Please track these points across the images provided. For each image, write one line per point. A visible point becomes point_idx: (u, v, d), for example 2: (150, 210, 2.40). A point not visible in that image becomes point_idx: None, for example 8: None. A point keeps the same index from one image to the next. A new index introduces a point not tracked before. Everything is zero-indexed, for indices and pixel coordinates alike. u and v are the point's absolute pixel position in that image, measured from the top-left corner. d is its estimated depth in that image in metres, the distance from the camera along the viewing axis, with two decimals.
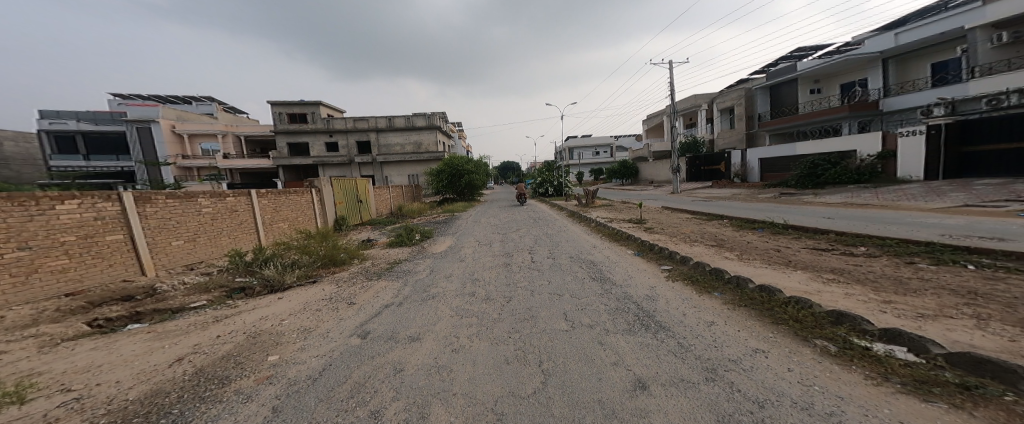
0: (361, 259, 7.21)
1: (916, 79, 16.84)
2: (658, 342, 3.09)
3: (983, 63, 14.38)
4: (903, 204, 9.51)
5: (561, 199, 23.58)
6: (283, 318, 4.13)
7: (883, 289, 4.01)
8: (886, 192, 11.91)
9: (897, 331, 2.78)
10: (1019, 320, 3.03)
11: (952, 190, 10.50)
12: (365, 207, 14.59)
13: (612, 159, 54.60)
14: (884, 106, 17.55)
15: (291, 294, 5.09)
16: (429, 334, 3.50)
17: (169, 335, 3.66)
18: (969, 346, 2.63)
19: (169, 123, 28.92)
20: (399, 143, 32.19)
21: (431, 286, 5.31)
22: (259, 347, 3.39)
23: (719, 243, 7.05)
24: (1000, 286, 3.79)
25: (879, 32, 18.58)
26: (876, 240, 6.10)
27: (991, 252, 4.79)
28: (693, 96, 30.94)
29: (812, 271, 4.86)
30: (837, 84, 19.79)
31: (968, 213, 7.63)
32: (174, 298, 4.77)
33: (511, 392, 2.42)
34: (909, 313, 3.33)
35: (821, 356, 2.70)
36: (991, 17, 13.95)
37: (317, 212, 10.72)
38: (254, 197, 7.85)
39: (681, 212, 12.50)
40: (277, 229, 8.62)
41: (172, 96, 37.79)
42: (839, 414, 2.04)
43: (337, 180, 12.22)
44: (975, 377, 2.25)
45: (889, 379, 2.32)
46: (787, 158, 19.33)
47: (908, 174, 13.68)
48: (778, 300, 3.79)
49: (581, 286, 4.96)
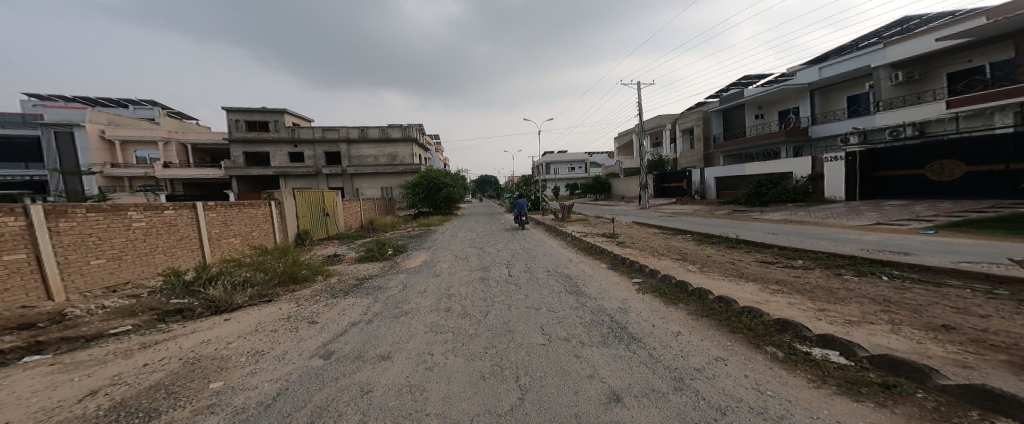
0: (325, 275, 6.87)
1: (835, 110, 19.03)
2: (631, 354, 3.18)
3: (886, 98, 16.50)
4: (832, 222, 10.52)
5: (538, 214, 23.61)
6: (229, 341, 3.83)
7: (817, 298, 4.40)
8: (818, 210, 13.11)
9: (830, 337, 3.07)
10: (924, 324, 3.43)
11: (868, 209, 11.83)
12: (332, 221, 13.97)
13: (586, 175, 56.40)
14: (813, 133, 19.54)
15: (240, 315, 4.74)
16: (399, 352, 3.40)
17: (81, 367, 3.27)
18: (887, 349, 2.93)
19: (97, 128, 26.55)
20: (372, 155, 31.31)
21: (402, 303, 5.14)
22: (198, 374, 3.11)
23: (683, 257, 7.41)
24: (908, 295, 4.25)
25: (808, 66, 20.81)
26: (810, 254, 6.68)
27: (900, 264, 5.38)
28: (658, 116, 32.83)
29: (762, 283, 5.21)
30: (776, 110, 21.84)
31: (881, 230, 8.60)
32: (90, 325, 4.27)
33: (488, 410, 2.38)
34: (839, 319, 3.67)
35: (771, 362, 2.89)
36: (889, 58, 16.10)
37: (276, 226, 10.09)
38: (200, 210, 7.29)
39: (651, 227, 13.04)
40: (226, 244, 8.04)
41: (105, 99, 34.88)
42: (789, 417, 2.17)
43: (300, 192, 11.61)
44: (893, 377, 2.51)
45: (827, 382, 2.53)
46: (738, 177, 20.85)
47: (833, 196, 15.23)
48: (735, 310, 4.04)
49: (557, 299, 5.02)
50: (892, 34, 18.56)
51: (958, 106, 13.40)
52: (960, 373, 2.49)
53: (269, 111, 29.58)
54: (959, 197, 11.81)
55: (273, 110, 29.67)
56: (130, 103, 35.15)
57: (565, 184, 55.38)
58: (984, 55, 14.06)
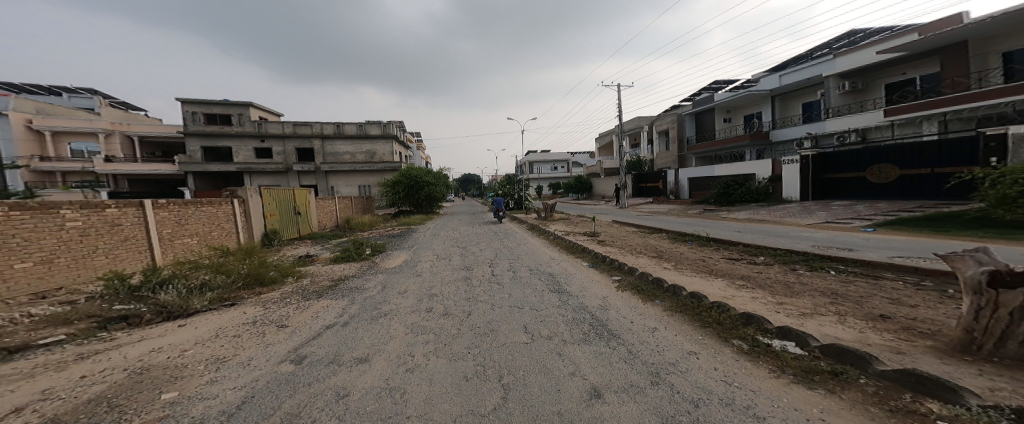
0: (295, 277, 6.69)
1: (791, 116, 20.23)
2: (610, 350, 3.30)
3: (834, 106, 17.75)
4: (788, 220, 11.18)
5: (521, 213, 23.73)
6: (184, 349, 3.68)
7: (776, 292, 4.69)
8: (777, 210, 13.87)
9: (788, 328, 3.30)
10: (865, 314, 3.74)
11: (820, 209, 12.65)
12: (303, 220, 13.58)
13: (568, 174, 57.10)
14: (773, 137, 20.48)
15: (197, 320, 4.55)
16: (379, 355, 3.38)
17: (7, 382, 3.05)
18: (835, 338, 3.19)
19: (23, 117, 24.27)
20: (348, 152, 30.44)
21: (382, 304, 5.09)
22: (148, 384, 2.98)
23: (659, 254, 7.69)
24: (851, 287, 4.62)
25: (769, 73, 21.98)
26: (770, 250, 7.09)
27: (844, 259, 5.81)
28: (637, 118, 33.70)
29: (729, 278, 5.49)
30: (742, 115, 22.85)
31: (829, 228, 9.23)
32: (17, 335, 3.97)
33: (471, 410, 2.42)
34: (794, 312, 3.94)
35: (737, 354, 3.08)
36: (838, 69, 17.26)
37: (239, 225, 9.69)
38: (148, 209, 6.91)
39: (629, 226, 13.42)
40: (181, 245, 7.67)
41: (37, 87, 32.03)
42: (753, 406, 2.33)
43: (267, 190, 11.17)
44: (840, 365, 2.74)
45: (785, 371, 2.73)
46: (708, 178, 21.73)
47: (790, 196, 16.18)
48: (705, 305, 4.25)
49: (540, 298, 5.11)
50: (841, 46, 19.94)
51: (894, 115, 14.68)
52: (895, 359, 2.74)
53: (233, 104, 28.42)
54: (894, 197, 12.79)
55: (238, 102, 28.48)
56: (65, 90, 32.74)
57: (547, 184, 55.89)
58: (916, 68, 15.32)
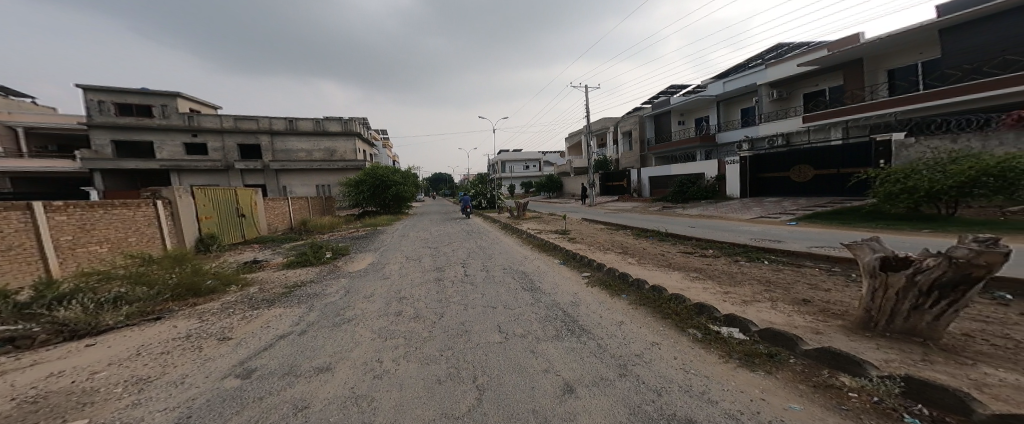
0: (240, 285, 6.26)
1: (731, 120, 21.89)
2: (582, 345, 3.40)
3: (765, 112, 19.44)
4: (729, 216, 12.08)
5: (493, 212, 23.76)
6: (96, 370, 3.31)
7: (724, 283, 5.05)
8: (722, 206, 14.91)
9: (733, 316, 3.57)
10: (792, 300, 4.12)
11: (755, 205, 13.81)
12: (249, 223, 12.69)
13: (539, 173, 57.73)
14: (719, 139, 22.02)
15: (111, 338, 4.09)
16: (343, 363, 3.24)
17: None
18: (771, 323, 3.49)
19: None
20: (304, 149, 28.71)
21: (345, 309, 4.88)
22: (48, 413, 2.64)
23: (625, 250, 7.99)
24: (785, 275, 5.06)
25: (716, 80, 23.60)
26: (719, 244, 7.61)
27: (775, 251, 6.36)
28: (603, 119, 34.81)
29: (686, 271, 5.83)
30: (693, 118, 24.37)
31: (764, 222, 10.07)
32: None
33: (445, 414, 2.39)
34: (738, 300, 4.26)
35: (693, 343, 3.29)
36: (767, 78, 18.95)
37: (166, 230, 8.85)
38: (41, 211, 6.18)
39: (596, 223, 13.85)
40: (85, 253, 6.88)
41: None
42: (708, 391, 2.50)
43: (201, 189, 10.28)
44: (774, 347, 3.01)
45: (733, 356, 2.96)
46: (664, 177, 22.91)
47: (731, 193, 17.45)
48: (665, 297, 4.48)
49: (512, 297, 5.14)
50: (772, 58, 21.86)
51: (810, 121, 16.35)
52: (815, 339, 3.05)
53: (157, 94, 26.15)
54: (811, 194, 14.25)
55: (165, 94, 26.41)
56: None
57: (519, 183, 56.22)
58: (827, 80, 17.19)
